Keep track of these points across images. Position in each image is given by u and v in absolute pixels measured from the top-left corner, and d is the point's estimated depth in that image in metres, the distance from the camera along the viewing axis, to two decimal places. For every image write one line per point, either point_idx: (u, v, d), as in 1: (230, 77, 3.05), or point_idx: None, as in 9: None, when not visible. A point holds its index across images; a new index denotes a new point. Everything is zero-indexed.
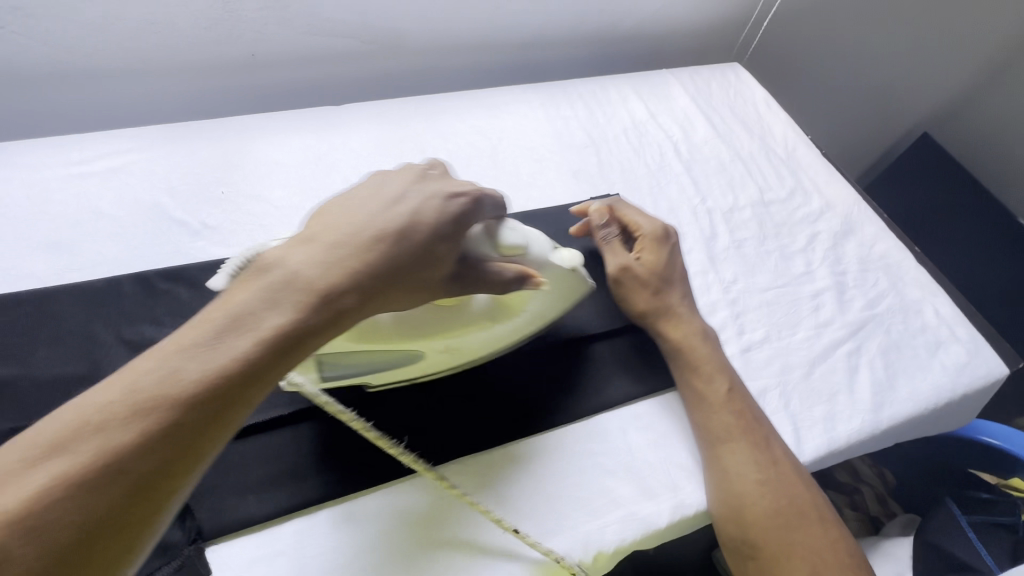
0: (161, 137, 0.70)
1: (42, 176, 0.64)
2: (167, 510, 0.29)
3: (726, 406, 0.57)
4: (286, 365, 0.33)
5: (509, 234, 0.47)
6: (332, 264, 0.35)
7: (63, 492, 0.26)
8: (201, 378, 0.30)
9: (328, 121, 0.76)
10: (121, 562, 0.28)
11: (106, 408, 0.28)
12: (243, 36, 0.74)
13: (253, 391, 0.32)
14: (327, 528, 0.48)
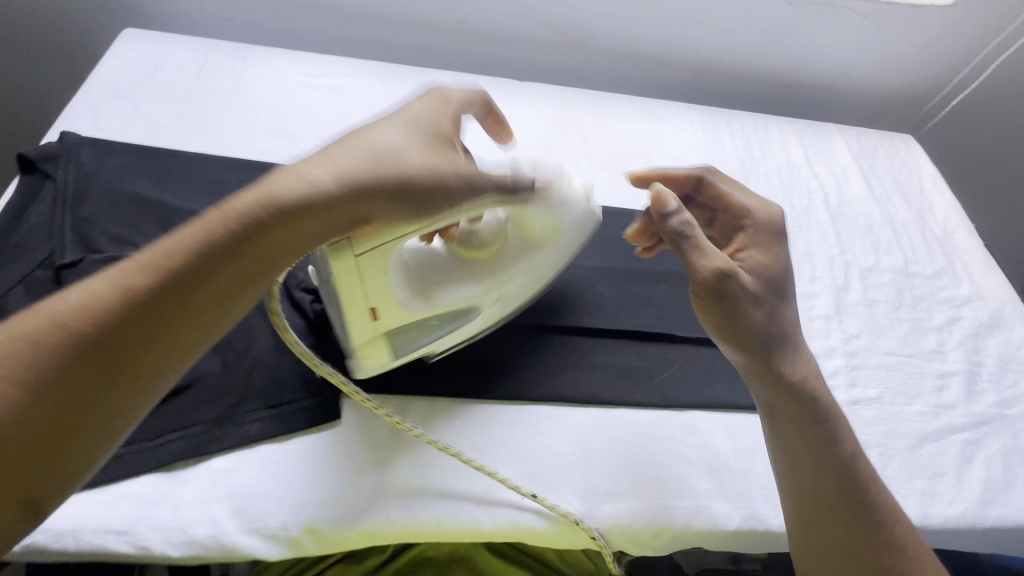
0: (376, 71, 0.82)
1: (285, 79, 0.79)
2: (137, 367, 0.35)
3: (830, 464, 0.51)
4: (259, 251, 0.38)
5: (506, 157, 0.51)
6: (328, 164, 0.41)
7: (52, 340, 0.33)
8: (179, 262, 0.36)
9: (510, 92, 0.85)
10: (95, 402, 0.34)
11: (111, 275, 0.36)
12: (462, 5, 0.86)
13: (227, 272, 0.37)
14: (430, 418, 0.55)
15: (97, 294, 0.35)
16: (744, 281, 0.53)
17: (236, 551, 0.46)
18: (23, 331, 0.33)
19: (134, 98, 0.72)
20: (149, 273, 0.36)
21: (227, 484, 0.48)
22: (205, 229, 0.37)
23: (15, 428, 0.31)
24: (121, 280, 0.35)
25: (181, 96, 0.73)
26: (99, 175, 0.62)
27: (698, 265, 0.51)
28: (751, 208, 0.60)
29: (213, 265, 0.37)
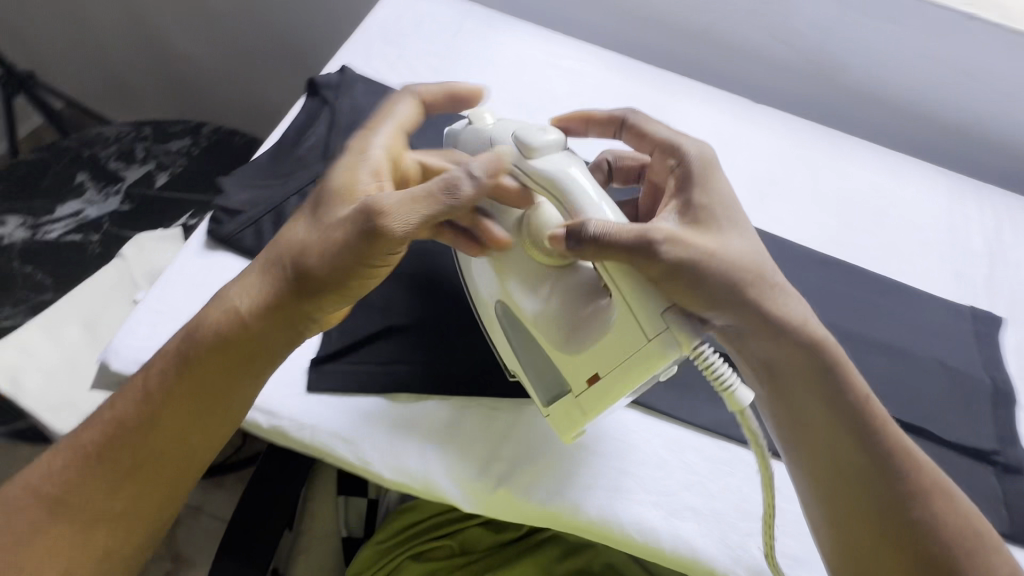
0: (614, 63, 0.82)
1: (531, 53, 0.80)
2: (141, 478, 0.46)
3: (836, 420, 0.48)
4: (184, 370, 0.47)
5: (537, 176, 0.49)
6: (247, 290, 0.48)
7: (73, 480, 0.46)
8: (122, 395, 0.47)
9: (744, 110, 0.81)
10: (124, 502, 0.46)
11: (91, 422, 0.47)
12: (713, 12, 0.84)
13: (178, 395, 0.46)
14: (627, 423, 0.54)
15: (94, 431, 0.46)
16: (706, 245, 0.47)
17: (437, 489, 0.48)
18: (54, 476, 0.46)
19: (400, 45, 0.76)
20: (103, 410, 0.47)
21: (436, 426, 0.51)
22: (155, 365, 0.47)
23: (58, 532, 0.45)
24: (96, 416, 0.47)
25: (439, 52, 0.77)
26: (367, 112, 0.67)
27: (654, 249, 0.44)
28: (678, 145, 0.55)
29: (168, 392, 0.46)
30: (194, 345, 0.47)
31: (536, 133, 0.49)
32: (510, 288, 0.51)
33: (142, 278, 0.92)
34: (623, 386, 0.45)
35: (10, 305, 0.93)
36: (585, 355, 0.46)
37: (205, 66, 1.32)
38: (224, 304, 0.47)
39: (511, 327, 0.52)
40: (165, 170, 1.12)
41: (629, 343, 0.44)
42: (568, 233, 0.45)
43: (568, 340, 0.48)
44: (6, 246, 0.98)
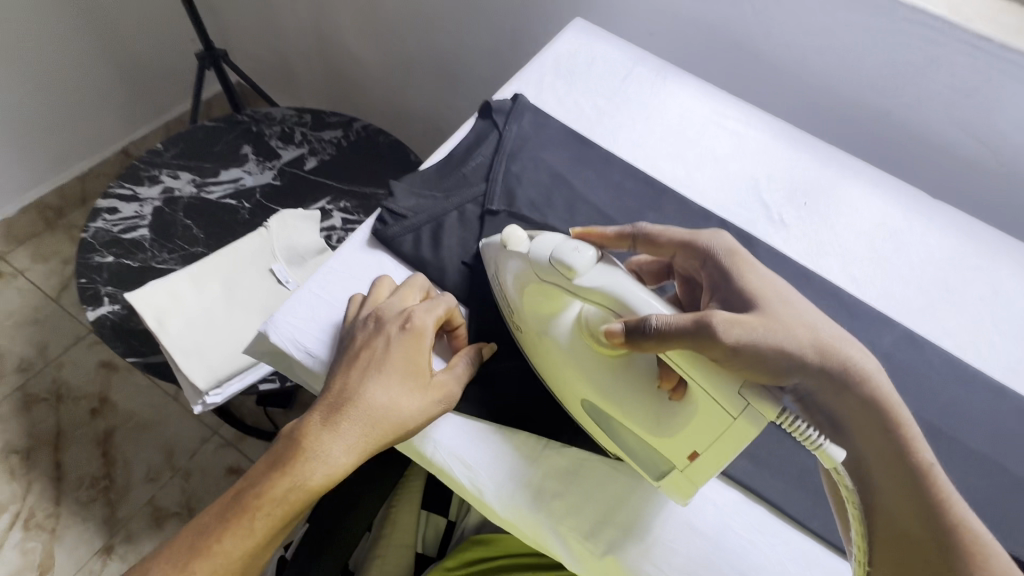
0: (784, 130, 0.79)
1: (698, 108, 0.79)
2: None
3: (868, 425, 0.46)
4: (265, 502, 0.46)
5: (580, 280, 0.47)
6: (316, 428, 0.47)
7: None
8: (216, 516, 0.46)
9: (922, 203, 0.73)
10: None
11: (181, 543, 0.46)
12: (901, 95, 0.79)
13: (262, 525, 0.45)
14: (751, 521, 0.50)
15: (184, 553, 0.45)
16: (757, 321, 0.46)
17: (545, 540, 0.49)
18: None
19: (569, 80, 0.78)
20: (197, 532, 0.46)
21: (556, 477, 0.50)
22: (243, 491, 0.47)
23: None
24: (188, 538, 0.46)
25: (605, 93, 0.78)
26: (532, 142, 0.69)
27: (714, 336, 0.43)
28: (702, 243, 0.53)
29: (252, 523, 0.45)
30: (276, 476, 0.46)
31: (573, 254, 0.47)
32: (587, 384, 0.50)
33: (280, 251, 0.99)
34: (718, 461, 0.45)
35: (168, 250, 1.04)
36: (675, 439, 0.47)
37: (371, 67, 1.44)
38: (322, 458, 0.46)
39: (598, 421, 0.51)
40: (315, 155, 1.21)
41: (718, 424, 0.44)
42: (631, 334, 0.45)
43: (657, 427, 0.48)
44: (176, 198, 1.10)
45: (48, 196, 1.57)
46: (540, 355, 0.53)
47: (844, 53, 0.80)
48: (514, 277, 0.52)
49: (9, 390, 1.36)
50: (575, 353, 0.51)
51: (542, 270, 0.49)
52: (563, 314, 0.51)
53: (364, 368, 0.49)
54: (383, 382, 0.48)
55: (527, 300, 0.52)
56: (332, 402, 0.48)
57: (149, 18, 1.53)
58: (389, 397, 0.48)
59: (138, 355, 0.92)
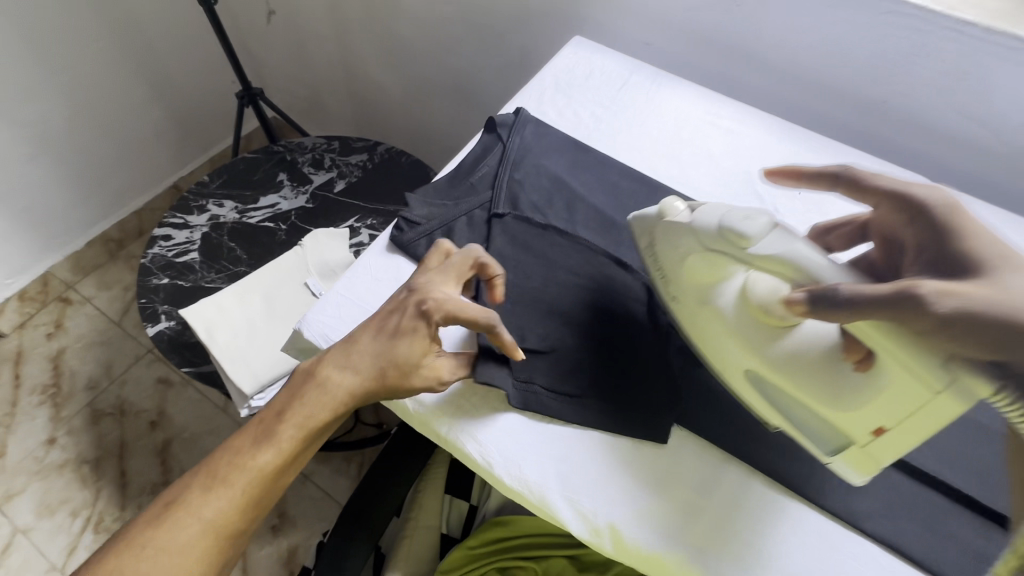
0: (778, 127, 0.82)
1: (693, 111, 0.83)
2: (259, 501, 0.57)
3: None
4: (293, 422, 0.56)
5: (758, 245, 0.50)
6: (334, 364, 0.56)
7: (209, 502, 0.55)
8: (254, 432, 0.58)
9: None
10: (245, 519, 0.57)
11: (228, 451, 0.58)
12: (895, 84, 0.81)
13: (288, 441, 0.56)
14: (740, 486, 0.54)
15: (228, 462, 0.57)
16: (981, 292, 0.39)
17: (553, 511, 0.52)
18: (194, 496, 0.56)
19: (569, 93, 0.84)
20: (239, 445, 0.58)
21: (560, 448, 0.54)
22: (275, 412, 0.58)
23: (194, 546, 0.54)
24: (233, 449, 0.57)
25: (602, 103, 0.83)
26: (533, 151, 0.75)
27: (923, 305, 0.40)
28: (919, 195, 0.49)
29: (282, 438, 0.56)
30: (300, 402, 0.57)
31: (746, 219, 0.50)
32: (753, 356, 0.52)
33: (314, 266, 1.08)
34: (908, 434, 0.46)
35: (216, 271, 1.15)
36: (860, 414, 0.47)
37: (393, 94, 1.55)
38: (330, 389, 0.56)
39: (765, 392, 0.53)
40: (344, 179, 1.31)
41: (913, 396, 0.44)
42: (815, 301, 0.46)
43: (838, 402, 0.48)
44: (221, 223, 1.21)
45: (109, 230, 1.74)
46: (703, 326, 0.55)
47: (835, 48, 0.83)
48: (675, 247, 0.55)
49: (79, 406, 1.49)
50: (742, 324, 0.52)
51: (708, 241, 0.52)
52: (723, 285, 0.53)
53: (379, 321, 0.57)
54: (389, 342, 0.55)
55: (690, 270, 0.55)
56: (342, 343, 0.57)
57: (194, 64, 1.69)
58: (390, 351, 0.55)
59: (192, 365, 1.02)
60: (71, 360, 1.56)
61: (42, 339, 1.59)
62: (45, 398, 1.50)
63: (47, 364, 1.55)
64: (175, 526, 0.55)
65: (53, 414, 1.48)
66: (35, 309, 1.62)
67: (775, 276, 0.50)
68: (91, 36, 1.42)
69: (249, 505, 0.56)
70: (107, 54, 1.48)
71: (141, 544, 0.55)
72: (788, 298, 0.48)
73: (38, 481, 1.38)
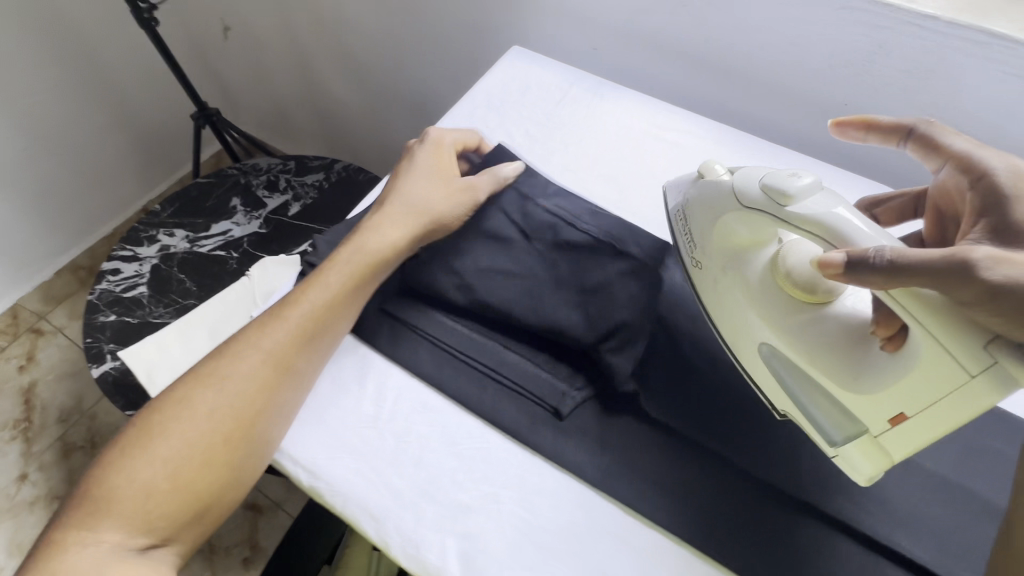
0: (729, 138, 0.76)
1: (636, 124, 0.77)
2: (289, 371, 0.53)
3: None
4: (324, 277, 0.57)
5: (803, 199, 0.46)
6: (366, 223, 0.61)
7: (237, 364, 0.52)
8: (284, 301, 0.56)
9: None
10: (274, 387, 0.52)
11: (257, 324, 0.55)
12: (856, 86, 0.75)
13: (319, 297, 0.55)
14: (664, 560, 0.48)
15: (259, 328, 0.54)
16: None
17: None
18: (219, 362, 0.52)
19: (501, 111, 0.78)
20: (268, 315, 0.56)
21: (464, 522, 0.49)
22: (305, 282, 0.57)
23: (218, 405, 0.50)
24: (261, 320, 0.55)
25: (537, 119, 0.77)
26: None
27: (971, 270, 0.36)
28: (981, 159, 0.46)
29: (312, 293, 0.56)
30: (333, 264, 0.58)
31: (789, 176, 0.47)
32: (775, 329, 0.50)
33: (260, 297, 1.04)
34: (930, 427, 0.42)
35: (164, 304, 1.11)
36: (882, 395, 0.43)
37: (353, 108, 1.50)
38: (363, 249, 0.58)
39: (774, 367, 0.51)
40: (299, 200, 1.26)
41: (942, 383, 0.40)
42: (853, 264, 0.40)
43: (857, 380, 0.45)
44: (172, 254, 1.18)
45: (80, 258, 1.71)
46: (726, 295, 0.54)
47: (789, 48, 0.76)
48: (713, 213, 0.54)
49: (50, 440, 1.47)
50: (766, 290, 0.51)
51: (749, 200, 0.50)
52: (758, 254, 0.53)
53: (401, 184, 0.64)
54: (408, 189, 0.63)
55: (728, 236, 0.54)
56: (381, 206, 0.62)
57: (154, 85, 1.65)
58: (412, 198, 0.62)
59: (136, 408, 0.99)
60: (43, 393, 1.54)
61: (13, 373, 1.57)
62: (16, 433, 1.48)
63: (18, 398, 1.53)
64: (195, 391, 0.51)
65: (25, 449, 1.46)
66: (6, 342, 1.60)
67: (809, 249, 0.51)
68: (42, 64, 1.38)
69: (310, 331, 0.54)
70: (61, 81, 1.43)
71: (161, 408, 0.50)
72: (827, 262, 0.41)
73: (9, 519, 1.37)
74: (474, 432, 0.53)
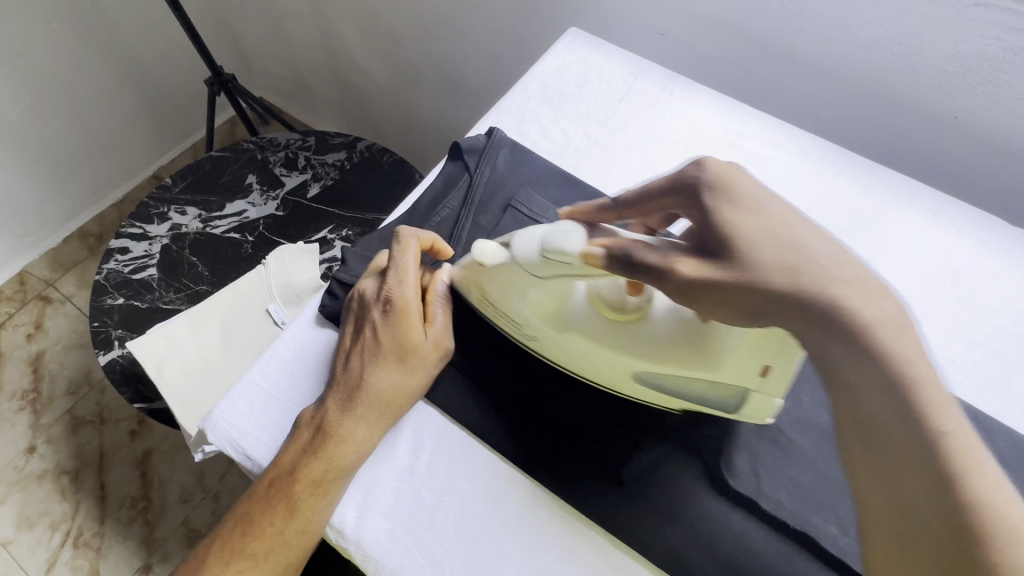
0: (818, 151, 0.66)
1: (711, 128, 0.67)
2: None
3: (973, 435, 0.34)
4: (283, 500, 0.44)
5: (562, 247, 0.42)
6: (321, 410, 0.46)
7: None
8: (237, 527, 0.45)
9: (988, 235, 0.61)
10: None
11: (208, 559, 0.44)
12: (970, 97, 0.64)
13: (282, 530, 0.44)
14: None
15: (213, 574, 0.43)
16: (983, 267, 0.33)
17: None
18: None
19: (556, 105, 0.69)
20: (218, 551, 0.44)
21: None
22: (259, 503, 0.45)
23: None
24: (213, 557, 0.44)
25: (596, 118, 0.68)
26: (506, 186, 0.60)
27: (671, 276, 0.39)
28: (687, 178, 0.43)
29: (273, 525, 0.44)
30: (290, 483, 0.44)
31: (562, 237, 0.42)
32: (634, 362, 0.45)
33: (277, 289, 0.96)
34: (790, 371, 0.42)
35: (174, 290, 1.05)
36: (728, 364, 0.42)
37: (378, 80, 1.39)
38: (328, 459, 0.45)
39: (655, 388, 0.46)
40: (318, 181, 1.17)
41: (765, 338, 0.40)
42: (613, 264, 0.40)
43: (708, 361, 0.43)
44: (183, 234, 1.11)
45: (88, 224, 1.65)
46: (567, 353, 0.48)
47: (896, 50, 0.65)
48: (505, 290, 0.47)
49: (57, 413, 1.44)
50: (593, 331, 0.46)
51: (537, 268, 0.44)
52: (570, 300, 0.47)
53: (361, 346, 0.48)
54: (368, 358, 0.47)
55: (535, 306, 0.47)
56: (336, 382, 0.47)
57: (164, 45, 1.54)
58: (378, 368, 0.47)
59: (145, 399, 0.94)
60: (50, 364, 1.50)
61: (22, 341, 1.52)
62: (24, 404, 1.44)
63: (26, 367, 1.49)
64: None
65: (32, 421, 1.43)
66: (14, 309, 1.55)
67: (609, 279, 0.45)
68: (45, 17, 1.27)
69: (288, 569, 0.44)
70: (65, 37, 1.32)
71: None
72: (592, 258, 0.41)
73: (17, 491, 1.35)
74: (525, 494, 0.46)
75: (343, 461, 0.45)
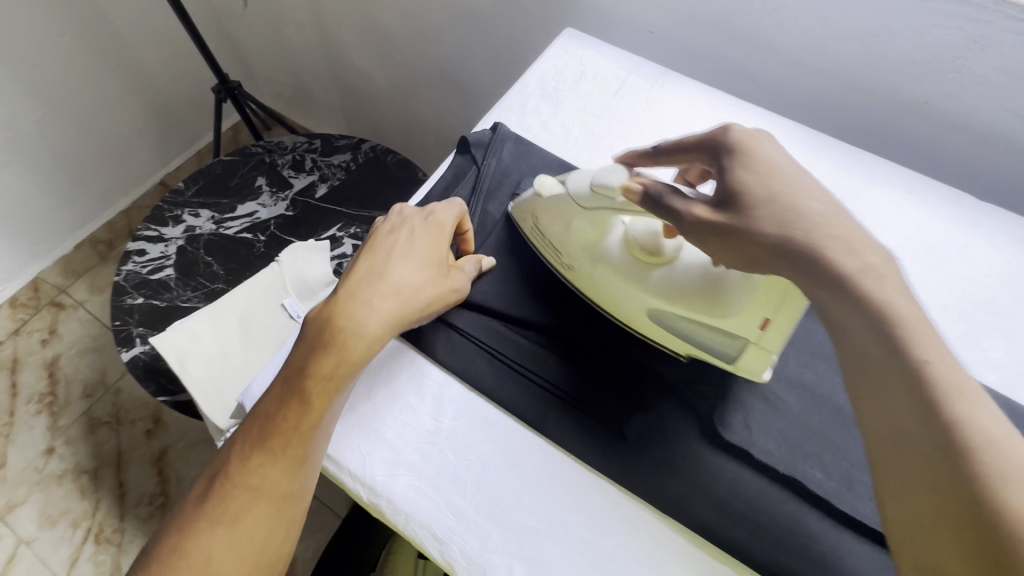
0: (800, 136, 0.71)
1: (701, 118, 0.72)
2: (274, 502, 0.46)
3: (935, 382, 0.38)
4: (300, 387, 0.48)
5: (611, 180, 0.52)
6: (339, 304, 0.50)
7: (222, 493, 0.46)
8: (261, 413, 0.49)
9: (957, 208, 0.66)
10: (262, 519, 0.46)
11: (236, 440, 0.48)
12: (939, 83, 0.69)
13: (295, 417, 0.47)
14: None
15: (239, 451, 0.48)
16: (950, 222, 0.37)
17: None
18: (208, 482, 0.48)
19: (555, 101, 0.73)
20: (245, 432, 0.49)
21: (531, 547, 0.47)
22: (280, 392, 0.48)
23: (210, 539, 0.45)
24: (241, 437, 0.49)
25: (594, 111, 0.73)
26: (512, 176, 0.65)
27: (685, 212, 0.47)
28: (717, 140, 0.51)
29: (289, 411, 0.47)
30: (305, 373, 0.48)
31: (607, 175, 0.52)
32: (654, 298, 0.53)
33: (291, 284, 1.01)
34: (791, 321, 0.48)
35: (192, 288, 1.09)
36: (737, 308, 0.49)
37: (379, 83, 1.44)
38: (341, 348, 0.48)
39: (669, 327, 0.53)
40: (326, 181, 1.22)
41: (776, 294, 0.47)
42: (645, 201, 0.49)
43: (718, 304, 0.50)
44: (197, 235, 1.15)
45: (98, 231, 1.69)
46: (599, 285, 0.56)
47: (869, 41, 0.70)
48: (560, 220, 0.57)
49: (74, 415, 1.48)
50: (625, 266, 0.55)
51: (586, 202, 0.55)
52: (609, 239, 0.57)
53: (386, 251, 0.53)
54: (391, 260, 0.52)
55: (578, 234, 0.57)
56: (354, 281, 0.51)
57: (169, 54, 1.58)
58: (397, 270, 0.51)
59: (168, 392, 0.99)
60: (66, 368, 1.54)
61: (37, 346, 1.56)
62: (42, 407, 1.48)
63: (42, 372, 1.53)
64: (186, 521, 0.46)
65: (51, 423, 1.46)
66: (28, 315, 1.59)
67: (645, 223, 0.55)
68: (56, 30, 1.31)
69: (297, 461, 0.47)
70: (75, 49, 1.36)
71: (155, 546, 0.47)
72: (631, 192, 0.49)
73: (38, 492, 1.38)
74: (538, 453, 0.51)
75: (355, 352, 0.48)
